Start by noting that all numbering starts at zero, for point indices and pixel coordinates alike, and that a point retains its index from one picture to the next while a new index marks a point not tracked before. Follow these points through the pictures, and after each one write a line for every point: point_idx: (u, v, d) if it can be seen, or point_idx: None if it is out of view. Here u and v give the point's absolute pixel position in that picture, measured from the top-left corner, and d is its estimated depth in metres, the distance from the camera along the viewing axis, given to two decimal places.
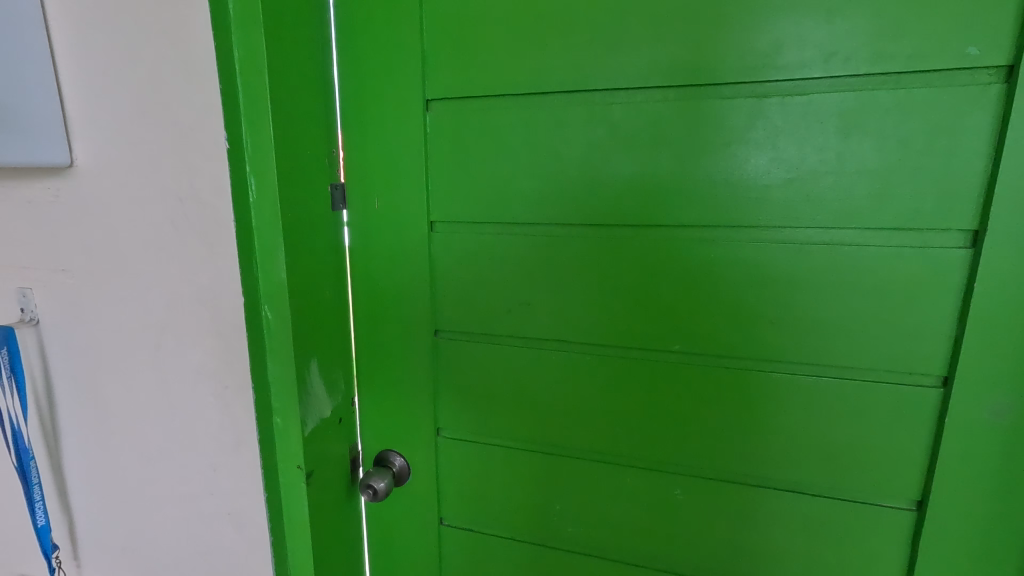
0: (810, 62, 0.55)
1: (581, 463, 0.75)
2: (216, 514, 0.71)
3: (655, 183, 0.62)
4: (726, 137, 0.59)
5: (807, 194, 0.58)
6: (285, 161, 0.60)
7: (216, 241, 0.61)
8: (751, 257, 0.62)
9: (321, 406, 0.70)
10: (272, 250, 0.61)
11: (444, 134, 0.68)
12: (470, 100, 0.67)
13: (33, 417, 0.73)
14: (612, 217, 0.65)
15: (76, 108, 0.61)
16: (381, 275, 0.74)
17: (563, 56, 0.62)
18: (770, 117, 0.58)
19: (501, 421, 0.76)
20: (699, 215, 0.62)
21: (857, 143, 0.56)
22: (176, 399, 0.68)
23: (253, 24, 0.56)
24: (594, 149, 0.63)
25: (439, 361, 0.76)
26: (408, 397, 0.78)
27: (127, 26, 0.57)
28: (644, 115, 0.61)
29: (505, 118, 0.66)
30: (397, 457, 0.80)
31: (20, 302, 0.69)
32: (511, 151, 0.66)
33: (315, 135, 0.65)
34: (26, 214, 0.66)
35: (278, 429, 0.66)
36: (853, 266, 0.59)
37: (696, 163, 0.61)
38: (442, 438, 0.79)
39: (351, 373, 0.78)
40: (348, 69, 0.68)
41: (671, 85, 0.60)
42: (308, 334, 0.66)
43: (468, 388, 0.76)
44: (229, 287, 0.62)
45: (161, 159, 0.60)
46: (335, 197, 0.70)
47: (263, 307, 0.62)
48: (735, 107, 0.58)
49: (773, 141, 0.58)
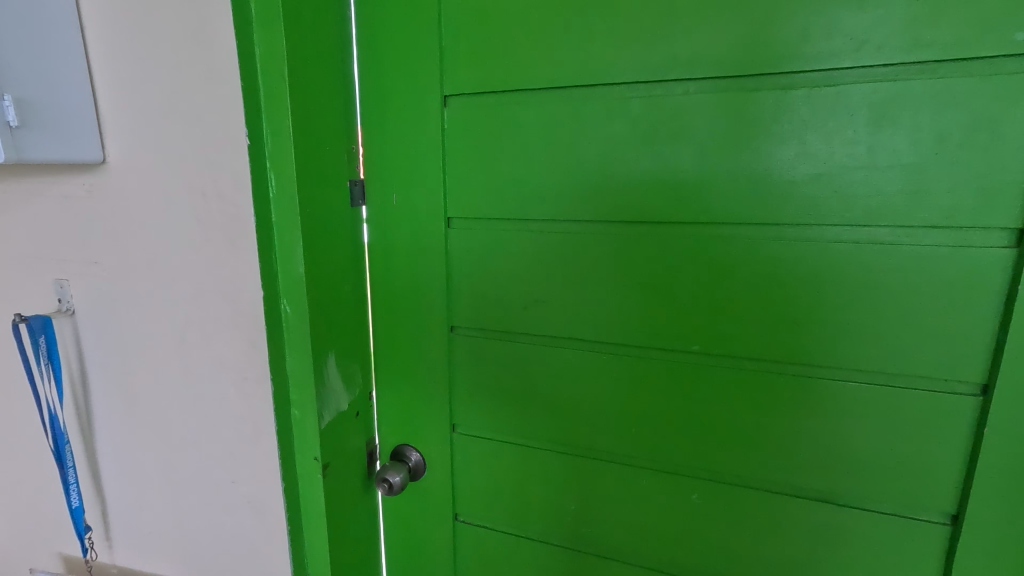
0: (840, 51, 0.53)
1: (596, 463, 0.74)
2: (237, 502, 0.73)
3: (674, 180, 0.61)
4: (750, 130, 0.57)
5: (835, 191, 0.56)
6: (305, 158, 0.61)
7: (238, 236, 0.63)
8: (776, 257, 0.59)
9: (338, 399, 0.71)
10: (290, 244, 0.62)
11: (461, 129, 0.68)
12: (487, 95, 0.66)
13: (69, 403, 0.76)
14: (630, 214, 0.63)
15: (109, 107, 0.63)
16: (398, 270, 0.74)
17: (582, 49, 0.61)
18: (797, 110, 0.55)
19: (515, 418, 0.76)
20: (720, 213, 0.60)
21: (889, 136, 0.53)
22: (200, 390, 0.70)
23: (273, 22, 0.56)
24: (612, 144, 0.62)
25: (454, 357, 0.76)
26: (424, 393, 0.78)
27: (157, 28, 0.59)
28: (664, 109, 0.60)
29: (522, 114, 0.65)
30: (412, 452, 0.80)
31: (58, 293, 0.72)
32: (527, 146, 0.66)
33: (334, 132, 0.66)
34: (63, 208, 0.68)
35: (295, 422, 0.68)
36: (885, 267, 0.56)
37: (718, 159, 0.59)
38: (458, 434, 0.79)
39: (368, 367, 0.79)
40: (367, 67, 0.69)
41: (691, 78, 0.58)
42: (326, 328, 0.67)
43: (484, 385, 0.76)
44: (249, 283, 0.64)
45: (187, 155, 0.62)
46: (353, 193, 0.71)
47: (281, 301, 0.64)
48: (760, 99, 0.56)
49: (799, 136, 0.56)
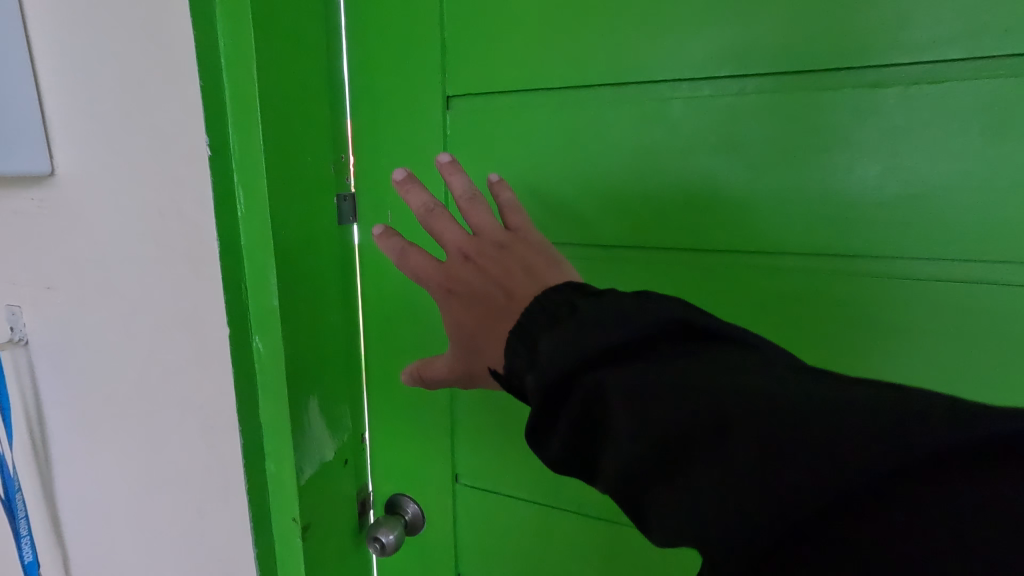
0: (946, 40, 0.42)
1: (620, 529, 0.63)
2: (205, 564, 0.64)
3: (724, 199, 0.50)
4: (823, 139, 0.46)
5: (906, 220, 0.45)
6: (280, 170, 0.52)
7: (200, 261, 0.53)
8: (835, 296, 0.49)
9: (322, 449, 0.61)
10: (263, 273, 0.53)
11: (465, 136, 0.58)
12: (496, 96, 0.56)
13: (24, 443, 0.68)
14: (666, 240, 0.53)
15: (56, 110, 0.54)
16: (394, 298, 0.65)
17: (610, 40, 0.51)
18: (855, 116, 0.45)
19: (526, 472, 0.65)
20: (768, 241, 0.50)
21: (1011, 148, 0.42)
22: (166, 438, 0.61)
23: (241, 12, 0.47)
24: (645, 155, 0.52)
25: (457, 399, 0.66)
26: (423, 437, 0.68)
27: (106, 17, 0.50)
28: (715, 112, 0.49)
29: (535, 118, 0.55)
30: (410, 504, 0.71)
31: (11, 321, 0.64)
32: (542, 157, 0.55)
33: (319, 140, 0.57)
34: (13, 226, 0.60)
35: (271, 476, 0.58)
36: (1000, 312, 0.45)
37: (781, 174, 0.48)
38: (460, 486, 0.69)
39: (360, 407, 0.69)
40: (358, 64, 0.59)
41: (748, 74, 0.47)
42: (306, 369, 0.58)
43: (490, 431, 0.66)
44: (212, 318, 0.54)
45: (142, 166, 0.53)
46: (341, 210, 0.62)
47: (253, 338, 0.55)
48: (838, 100, 0.45)
49: (858, 149, 0.45)
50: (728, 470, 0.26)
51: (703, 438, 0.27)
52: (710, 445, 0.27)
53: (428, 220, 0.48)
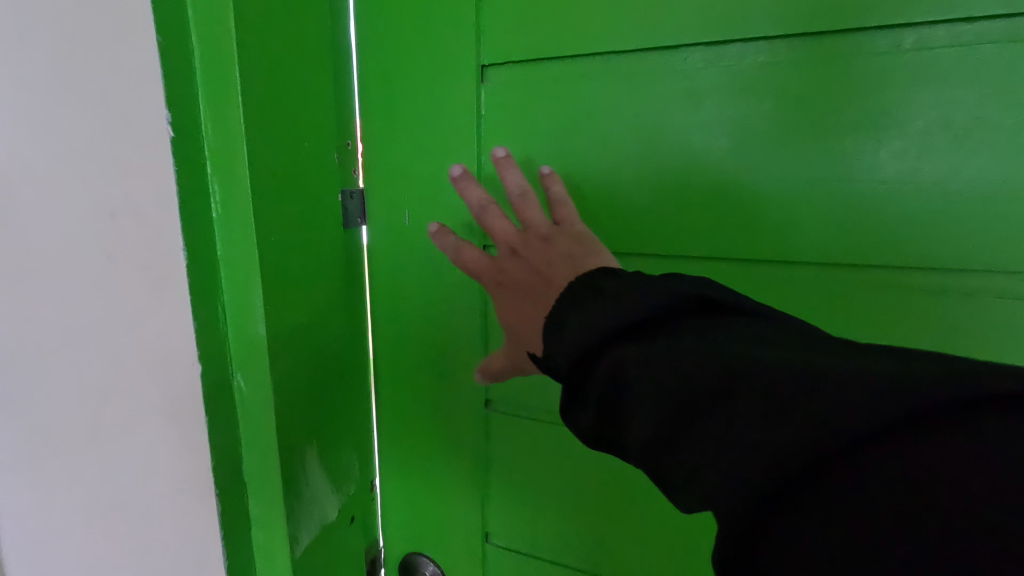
0: None
1: None
2: None
3: (842, 196, 0.39)
4: (981, 113, 0.35)
5: (962, 223, 0.37)
6: (269, 158, 0.40)
7: (159, 282, 0.39)
8: (887, 318, 0.40)
9: (323, 508, 0.49)
10: (246, 292, 0.41)
11: (506, 116, 0.46)
12: (547, 65, 0.45)
13: None
14: (771, 249, 0.42)
15: None
16: (412, 317, 0.53)
17: None
18: (901, 95, 0.37)
19: (574, 536, 0.53)
20: (809, 250, 0.41)
21: None
22: (108, 512, 0.47)
23: None
24: (737, 138, 0.41)
25: (490, 442, 0.54)
26: (445, 486, 0.56)
27: None
28: (823, 80, 0.38)
29: (598, 91, 0.43)
30: (428, 564, 0.59)
31: None
32: (609, 140, 0.44)
33: (321, 120, 0.45)
34: None
35: (258, 543, 0.47)
36: None
37: (919, 161, 0.37)
38: (491, 546, 0.57)
39: (368, 447, 0.57)
40: (370, 28, 0.48)
41: (878, 28, 0.36)
42: (303, 411, 0.46)
43: (531, 483, 0.53)
44: (173, 356, 0.40)
45: (72, 155, 0.38)
46: (347, 209, 0.50)
47: (234, 373, 0.43)
48: (1001, 61, 0.34)
49: (898, 136, 0.37)
50: (737, 434, 0.23)
51: (701, 404, 0.25)
52: (719, 412, 0.24)
53: (479, 219, 0.42)
